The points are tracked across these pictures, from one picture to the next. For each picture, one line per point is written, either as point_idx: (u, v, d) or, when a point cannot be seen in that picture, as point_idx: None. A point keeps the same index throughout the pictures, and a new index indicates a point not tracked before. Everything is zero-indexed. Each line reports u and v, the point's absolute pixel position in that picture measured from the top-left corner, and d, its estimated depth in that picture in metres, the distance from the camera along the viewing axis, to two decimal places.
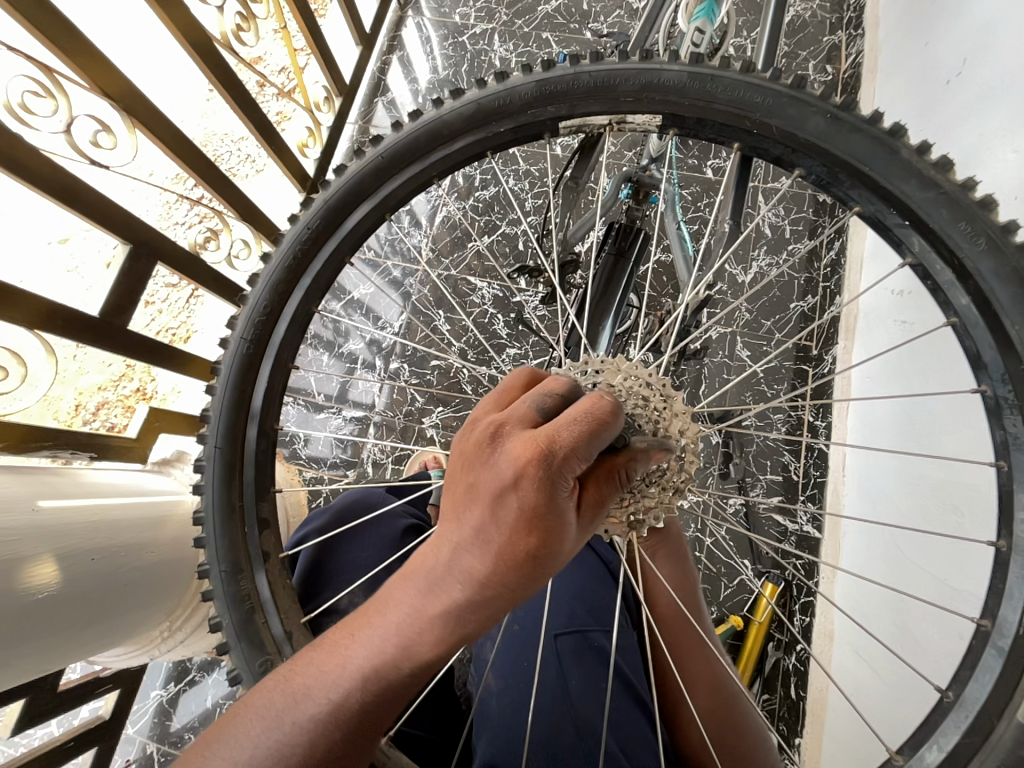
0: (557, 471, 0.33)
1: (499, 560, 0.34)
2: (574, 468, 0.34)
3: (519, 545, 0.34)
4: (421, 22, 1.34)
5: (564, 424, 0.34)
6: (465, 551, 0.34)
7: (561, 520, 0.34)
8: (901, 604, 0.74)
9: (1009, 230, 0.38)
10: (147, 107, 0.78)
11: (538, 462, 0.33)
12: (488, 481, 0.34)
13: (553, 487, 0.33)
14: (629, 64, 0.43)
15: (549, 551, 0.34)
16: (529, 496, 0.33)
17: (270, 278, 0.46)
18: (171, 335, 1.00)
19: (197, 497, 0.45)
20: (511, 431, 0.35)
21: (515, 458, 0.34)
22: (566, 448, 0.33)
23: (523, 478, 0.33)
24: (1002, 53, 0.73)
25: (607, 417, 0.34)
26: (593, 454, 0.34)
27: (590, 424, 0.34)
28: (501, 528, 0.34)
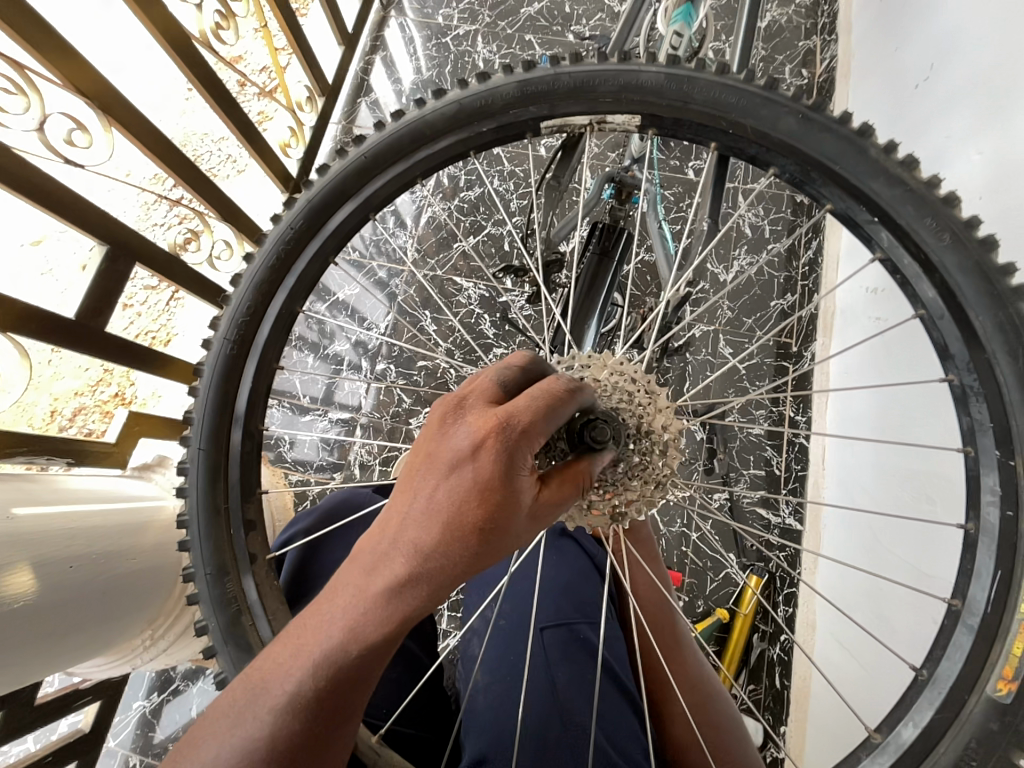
0: (516, 442, 0.34)
1: (452, 530, 0.33)
2: (534, 440, 0.34)
3: (472, 515, 0.33)
4: (404, 22, 1.34)
5: (524, 398, 0.35)
6: (418, 522, 0.33)
7: (517, 490, 0.34)
8: (879, 592, 0.76)
9: (971, 226, 0.39)
10: (124, 106, 0.76)
11: (496, 431, 0.34)
12: (447, 450, 0.34)
13: (510, 456, 0.33)
14: (608, 65, 0.44)
15: (503, 522, 0.33)
16: (487, 465, 0.33)
17: (253, 278, 0.45)
18: (150, 338, 0.98)
19: (180, 499, 0.44)
20: (473, 406, 0.36)
21: (476, 428, 0.34)
22: (524, 420, 0.34)
23: (481, 446, 0.33)
24: (966, 59, 0.76)
25: (563, 394, 0.36)
26: (552, 429, 0.35)
27: (548, 401, 0.35)
28: (457, 496, 0.33)
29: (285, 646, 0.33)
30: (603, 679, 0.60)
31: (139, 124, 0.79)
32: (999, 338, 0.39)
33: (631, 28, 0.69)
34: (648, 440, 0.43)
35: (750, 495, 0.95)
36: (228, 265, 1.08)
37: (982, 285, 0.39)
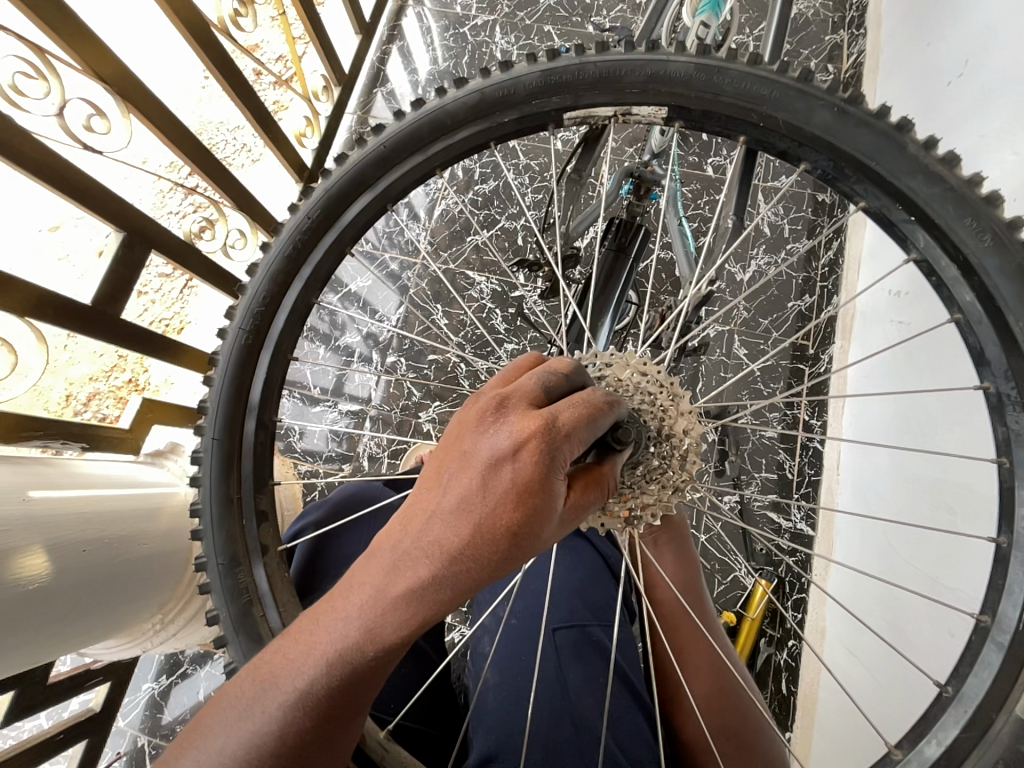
0: (558, 448, 0.33)
1: (482, 534, 0.32)
2: (573, 448, 0.34)
3: (503, 521, 0.32)
4: (421, 12, 1.33)
5: (567, 407, 0.35)
6: (445, 523, 0.33)
7: (551, 498, 0.33)
8: (894, 601, 0.75)
9: (1014, 226, 0.38)
10: (142, 92, 0.76)
11: (539, 435, 0.33)
12: (484, 449, 0.33)
13: (550, 462, 0.33)
14: (635, 55, 0.42)
15: (532, 529, 0.33)
16: (525, 470, 0.33)
17: (269, 267, 0.45)
18: (164, 326, 0.99)
19: (193, 489, 0.44)
20: (514, 405, 0.35)
21: (517, 429, 0.33)
22: (567, 427, 0.34)
23: (521, 449, 0.33)
24: (1004, 54, 0.73)
25: (605, 405, 0.36)
26: (591, 438, 0.35)
27: (591, 413, 0.35)
28: (491, 498, 0.32)
29: (301, 641, 0.33)
30: (615, 681, 0.60)
31: (157, 111, 0.79)
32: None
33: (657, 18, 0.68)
34: (668, 443, 0.42)
35: (761, 499, 0.94)
36: (242, 253, 1.08)
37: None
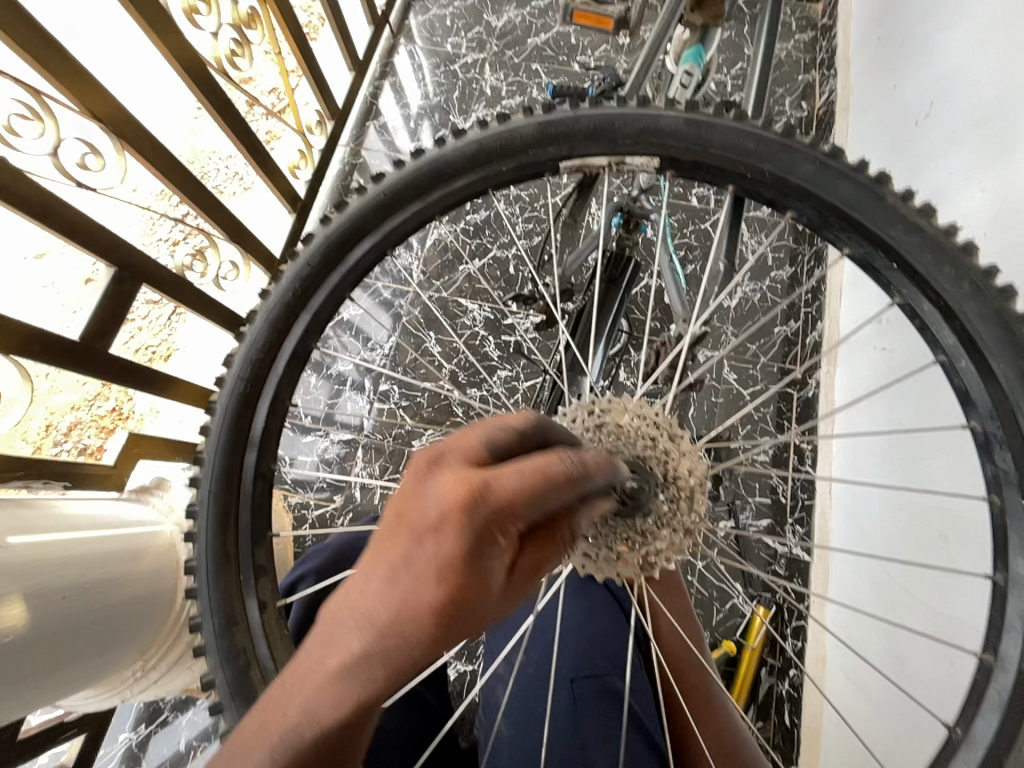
0: (492, 517, 0.32)
1: (414, 604, 0.32)
2: (510, 518, 0.32)
3: (435, 589, 0.32)
4: (413, 50, 1.37)
5: (506, 470, 0.32)
6: (378, 594, 0.33)
7: (487, 566, 0.32)
8: (894, 628, 0.75)
9: (990, 275, 0.40)
10: (139, 130, 0.77)
11: (467, 505, 0.32)
12: (415, 517, 0.33)
13: (479, 532, 0.32)
14: (627, 110, 0.45)
15: (470, 597, 0.32)
16: (454, 540, 0.32)
17: (268, 314, 0.45)
18: (150, 353, 0.97)
19: (188, 545, 0.43)
20: (451, 467, 0.34)
21: (447, 497, 0.32)
22: (501, 497, 0.32)
23: (449, 520, 0.32)
24: (966, 97, 0.77)
25: (554, 471, 0.32)
26: (534, 506, 0.32)
27: (532, 476, 0.32)
28: (420, 569, 0.32)
29: (247, 726, 0.32)
30: (630, 731, 0.58)
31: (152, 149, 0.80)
32: (1023, 386, 0.39)
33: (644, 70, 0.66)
34: (675, 486, 0.40)
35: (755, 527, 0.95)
36: (233, 285, 1.07)
37: (1002, 333, 0.39)
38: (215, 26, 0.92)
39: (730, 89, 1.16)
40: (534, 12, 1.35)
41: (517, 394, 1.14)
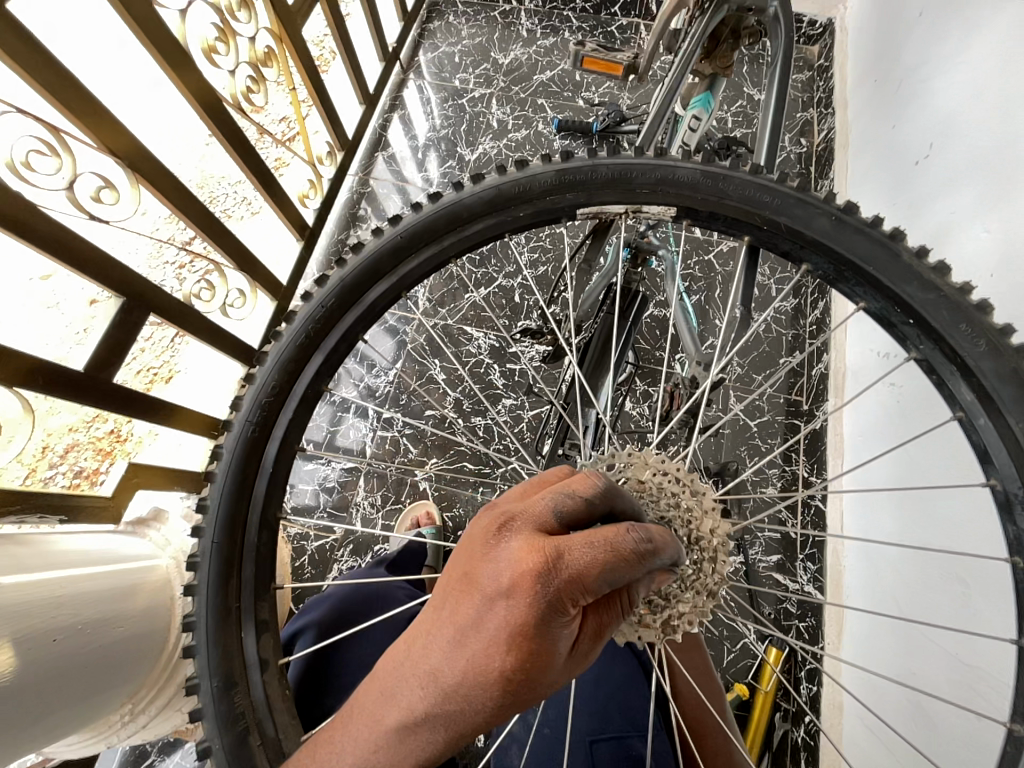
0: (562, 588, 0.31)
1: (477, 671, 0.31)
2: (579, 592, 0.31)
3: (500, 657, 0.31)
4: (423, 84, 1.41)
5: (580, 542, 0.32)
6: (441, 653, 0.32)
7: (553, 637, 0.31)
8: (906, 674, 0.72)
9: (1006, 333, 0.40)
10: (154, 164, 0.78)
11: (538, 574, 0.31)
12: (483, 578, 0.32)
13: (548, 604, 0.31)
14: (644, 159, 0.45)
15: (533, 668, 0.31)
16: (523, 609, 0.31)
17: (279, 356, 0.44)
18: (151, 375, 0.96)
19: (187, 599, 0.41)
20: (521, 529, 0.33)
21: (516, 563, 0.32)
22: (572, 569, 0.31)
23: (519, 587, 0.31)
24: (964, 142, 0.79)
25: (626, 546, 0.32)
26: (603, 578, 0.32)
27: (605, 551, 0.31)
28: (487, 634, 0.31)
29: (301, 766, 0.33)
30: None
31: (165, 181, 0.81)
32: None
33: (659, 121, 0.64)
34: (698, 549, 0.38)
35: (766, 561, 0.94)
36: (240, 312, 1.08)
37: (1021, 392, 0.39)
38: (232, 64, 0.94)
39: (731, 126, 1.19)
40: (541, 50, 1.40)
41: (521, 423, 1.13)
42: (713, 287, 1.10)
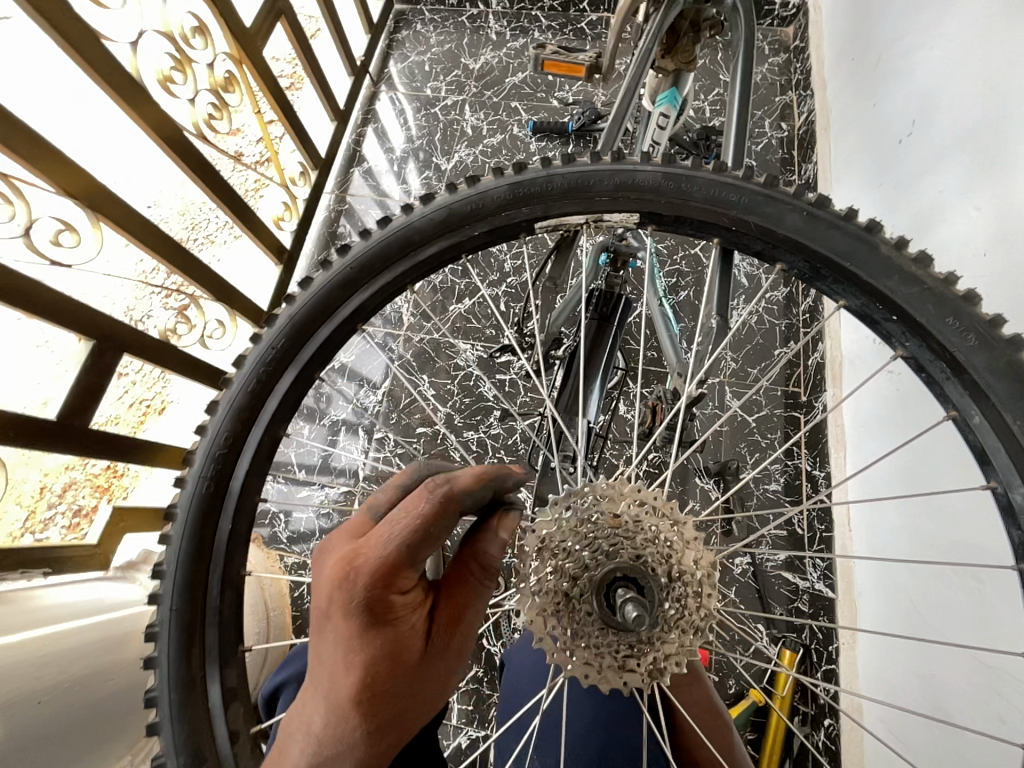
0: (374, 583, 0.34)
1: (332, 693, 0.34)
2: (391, 576, 0.34)
3: (353, 679, 0.34)
4: (395, 95, 1.39)
5: (378, 533, 0.34)
6: (310, 704, 0.34)
7: (388, 631, 0.35)
8: (930, 674, 0.69)
9: (997, 324, 0.37)
10: (114, 202, 0.77)
11: (346, 582, 0.34)
12: (319, 615, 0.35)
13: (365, 606, 0.34)
14: (602, 165, 0.43)
15: (391, 668, 0.35)
16: (353, 620, 0.34)
17: (230, 404, 0.42)
18: (144, 407, 0.93)
19: (148, 671, 0.39)
20: (337, 548, 0.37)
21: (329, 583, 0.34)
22: (371, 566, 0.34)
23: (335, 601, 0.34)
24: (948, 116, 0.76)
25: (417, 523, 0.34)
26: (408, 561, 0.34)
27: (402, 527, 0.34)
28: (332, 662, 0.34)
29: None
30: None
31: (127, 216, 0.80)
32: None
33: (620, 123, 0.61)
34: (680, 585, 0.36)
35: (774, 562, 0.91)
36: (220, 343, 1.07)
37: (1016, 388, 0.36)
38: (191, 93, 0.93)
39: (709, 115, 1.17)
40: (511, 52, 1.37)
41: (514, 433, 1.10)
42: (701, 281, 1.08)
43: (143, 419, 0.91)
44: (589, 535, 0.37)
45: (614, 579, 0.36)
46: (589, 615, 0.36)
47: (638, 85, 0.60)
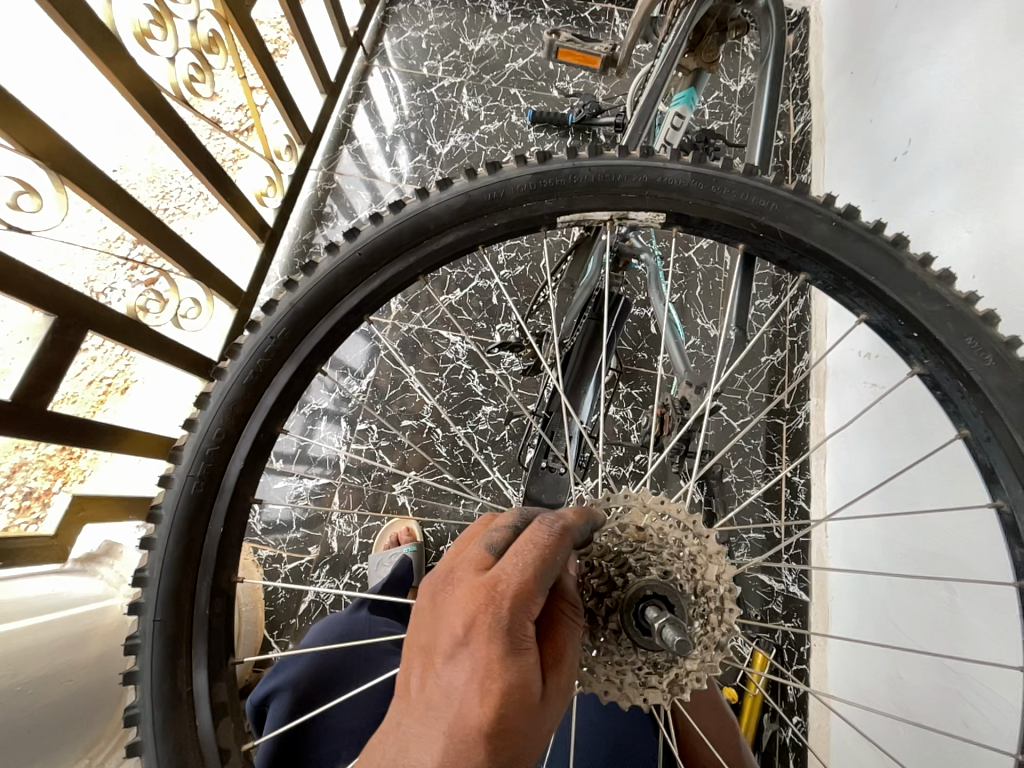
0: (516, 608, 0.31)
1: (458, 731, 0.29)
2: (533, 602, 0.32)
3: (481, 720, 0.29)
4: (388, 72, 1.33)
5: (519, 554, 0.32)
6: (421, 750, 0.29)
7: (526, 669, 0.30)
8: (897, 678, 0.72)
9: (1013, 345, 0.39)
10: (82, 165, 0.70)
11: (491, 601, 0.31)
12: (442, 643, 0.31)
13: (507, 634, 0.31)
14: (630, 160, 0.41)
15: (521, 716, 0.30)
16: (489, 648, 0.30)
17: (224, 397, 0.39)
18: (105, 386, 0.88)
19: (129, 686, 0.36)
20: (461, 575, 0.33)
21: (464, 605, 0.31)
22: (514, 587, 0.31)
23: (475, 623, 0.31)
24: (945, 136, 0.77)
25: (553, 539, 0.33)
26: (547, 585, 0.32)
27: (546, 549, 0.32)
28: (461, 696, 0.30)
29: None
30: None
31: (96, 181, 0.73)
32: None
33: (643, 123, 0.60)
34: (704, 601, 0.37)
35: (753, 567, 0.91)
36: (195, 323, 0.99)
37: None
38: (171, 50, 0.85)
39: (708, 118, 1.16)
40: (511, 36, 1.33)
41: (504, 429, 1.08)
42: (694, 285, 1.08)
43: (104, 398, 0.87)
44: (615, 551, 0.37)
45: (643, 595, 0.36)
46: (618, 633, 0.36)
47: (661, 92, 0.59)
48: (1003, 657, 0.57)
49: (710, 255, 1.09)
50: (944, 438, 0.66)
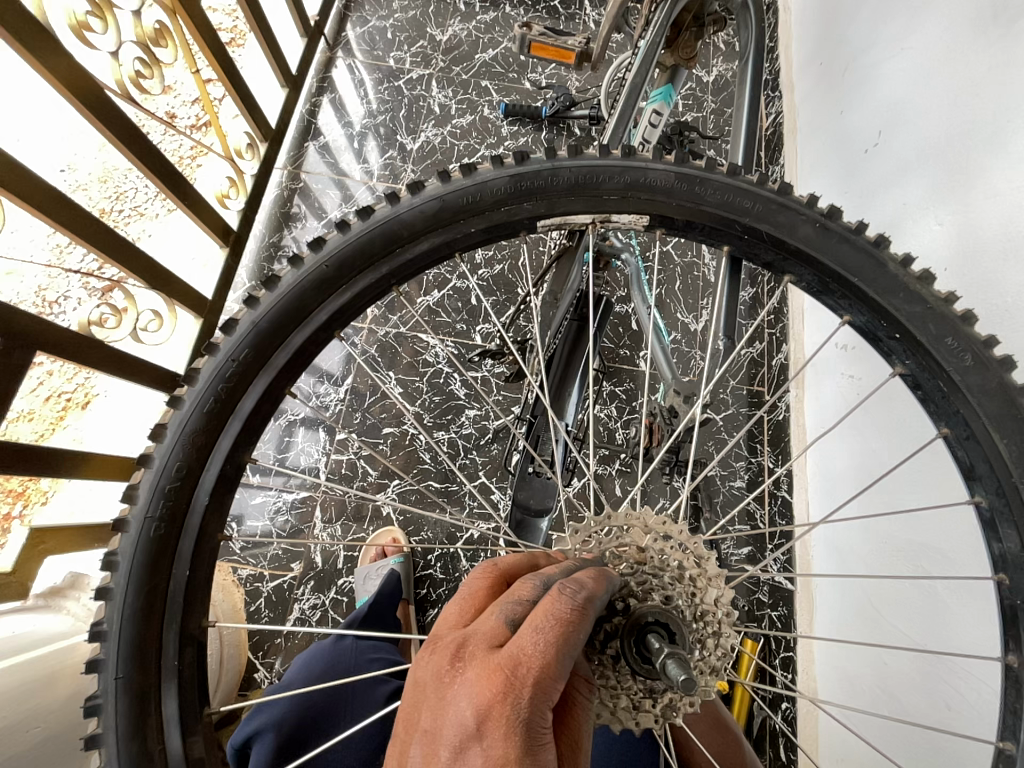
0: (535, 695, 0.28)
1: None
2: (552, 688, 0.29)
3: None
4: (353, 64, 1.27)
5: (540, 633, 0.29)
6: None
7: (543, 766, 0.28)
8: (880, 664, 0.74)
9: (989, 345, 0.39)
10: (18, 173, 0.64)
11: (510, 688, 0.28)
12: (448, 733, 0.28)
13: (525, 725, 0.28)
14: (611, 160, 0.39)
15: None
16: (504, 744, 0.27)
17: (182, 429, 0.36)
18: (65, 402, 0.82)
19: (89, 750, 0.33)
20: (473, 652, 0.30)
21: (479, 691, 0.28)
22: (535, 672, 0.28)
23: (490, 713, 0.28)
24: (916, 127, 0.78)
25: (576, 616, 0.30)
26: (568, 667, 0.30)
27: (567, 628, 0.30)
28: None
29: None
30: None
31: (36, 189, 0.67)
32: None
33: (625, 123, 0.58)
34: (703, 626, 0.37)
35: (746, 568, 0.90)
36: (155, 336, 0.93)
37: (1005, 409, 0.38)
38: (114, 44, 0.79)
39: (682, 109, 1.15)
40: (481, 26, 1.29)
41: (487, 432, 1.06)
42: (673, 279, 1.07)
43: (64, 416, 0.82)
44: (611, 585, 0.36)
45: (646, 622, 0.35)
46: (617, 658, 0.35)
47: (642, 89, 0.57)
48: (982, 646, 0.58)
49: (688, 249, 1.09)
50: (925, 438, 0.67)
